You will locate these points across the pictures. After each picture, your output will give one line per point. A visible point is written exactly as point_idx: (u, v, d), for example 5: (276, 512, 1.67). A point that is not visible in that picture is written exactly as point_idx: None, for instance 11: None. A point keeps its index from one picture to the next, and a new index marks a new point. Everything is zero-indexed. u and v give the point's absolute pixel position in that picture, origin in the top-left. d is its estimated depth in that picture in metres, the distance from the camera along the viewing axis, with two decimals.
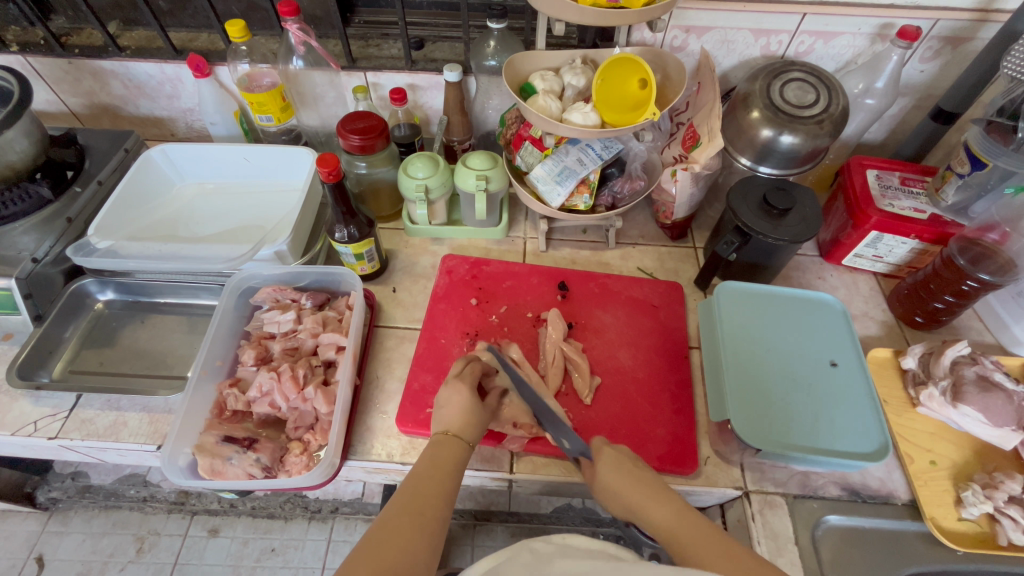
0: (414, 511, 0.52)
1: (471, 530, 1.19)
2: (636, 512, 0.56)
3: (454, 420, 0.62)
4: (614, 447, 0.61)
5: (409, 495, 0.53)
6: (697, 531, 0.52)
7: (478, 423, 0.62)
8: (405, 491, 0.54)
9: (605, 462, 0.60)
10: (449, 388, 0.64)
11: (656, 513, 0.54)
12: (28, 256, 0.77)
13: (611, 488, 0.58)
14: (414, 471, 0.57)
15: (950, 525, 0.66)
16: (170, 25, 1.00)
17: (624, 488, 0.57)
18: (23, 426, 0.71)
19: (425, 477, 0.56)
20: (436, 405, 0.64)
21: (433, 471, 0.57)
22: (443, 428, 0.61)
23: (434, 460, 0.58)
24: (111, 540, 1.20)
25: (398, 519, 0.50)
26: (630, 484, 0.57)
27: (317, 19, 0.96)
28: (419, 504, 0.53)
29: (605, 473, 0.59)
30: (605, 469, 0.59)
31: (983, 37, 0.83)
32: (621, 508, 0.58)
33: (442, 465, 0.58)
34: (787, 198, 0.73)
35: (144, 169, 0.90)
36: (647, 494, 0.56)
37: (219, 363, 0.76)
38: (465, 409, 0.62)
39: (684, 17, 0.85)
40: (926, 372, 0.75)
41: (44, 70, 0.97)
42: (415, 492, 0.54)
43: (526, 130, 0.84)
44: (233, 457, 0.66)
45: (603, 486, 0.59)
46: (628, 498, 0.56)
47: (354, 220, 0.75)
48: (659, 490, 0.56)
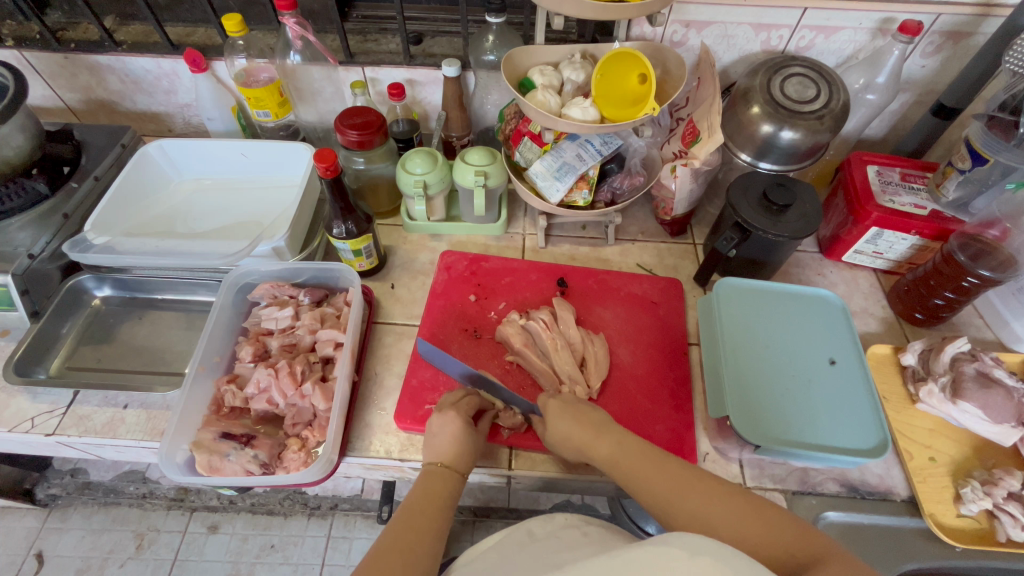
0: (401, 549, 0.51)
1: (471, 526, 1.19)
2: (583, 450, 0.60)
3: (447, 451, 0.62)
4: (560, 398, 0.65)
5: (397, 533, 0.53)
6: (633, 455, 0.57)
7: (469, 453, 0.62)
8: (393, 527, 0.54)
9: (552, 411, 0.64)
10: (444, 417, 0.64)
11: (596, 446, 0.59)
12: (25, 252, 0.76)
13: (560, 432, 0.62)
14: (402, 507, 0.57)
15: (949, 522, 0.66)
16: (168, 20, 0.99)
17: (568, 428, 0.61)
18: (20, 423, 0.71)
19: (415, 509, 0.57)
20: (428, 434, 0.64)
21: (424, 504, 0.57)
22: (435, 458, 0.62)
23: (424, 492, 0.59)
24: (111, 536, 1.20)
25: (386, 556, 0.50)
26: (572, 423, 0.61)
27: (314, 13, 0.96)
28: (406, 538, 0.53)
29: (552, 419, 0.63)
30: (551, 413, 0.63)
31: (985, 32, 0.83)
32: (567, 445, 0.62)
33: (434, 500, 0.58)
34: (788, 194, 0.73)
35: (141, 164, 0.89)
36: (591, 432, 0.60)
37: (217, 359, 0.75)
38: (458, 440, 0.62)
39: (684, 12, 0.84)
40: (926, 368, 0.75)
41: (40, 65, 0.96)
42: (403, 528, 0.54)
43: (524, 126, 0.84)
44: (231, 453, 0.66)
45: (553, 433, 0.63)
46: (572, 435, 0.61)
47: (352, 215, 0.75)
48: (592, 425, 0.60)
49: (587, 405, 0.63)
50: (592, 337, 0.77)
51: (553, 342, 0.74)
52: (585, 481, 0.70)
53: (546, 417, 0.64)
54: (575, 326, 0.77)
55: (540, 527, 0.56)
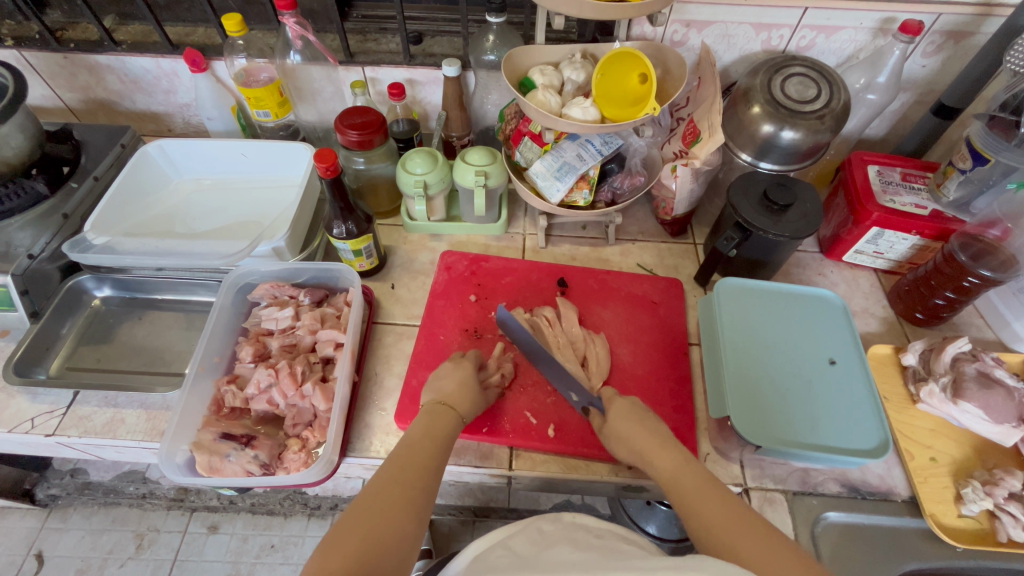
0: (403, 476, 0.52)
1: (471, 526, 1.21)
2: (644, 459, 0.58)
3: (452, 395, 0.64)
4: (626, 399, 0.64)
5: (399, 464, 0.54)
6: (695, 480, 0.54)
7: (472, 399, 0.65)
8: (394, 460, 0.54)
9: (617, 411, 0.63)
10: (450, 367, 0.68)
11: (661, 462, 0.56)
12: (24, 252, 0.76)
13: (622, 434, 0.61)
14: (402, 441, 0.57)
15: (950, 522, 0.66)
16: (167, 20, 0.99)
17: (632, 433, 0.60)
18: (20, 424, 0.71)
19: (416, 442, 0.57)
20: (434, 380, 0.66)
21: (426, 438, 0.58)
22: (438, 400, 0.63)
23: (424, 428, 0.59)
24: (111, 536, 1.20)
25: (391, 486, 0.51)
26: (637, 429, 0.60)
27: (315, 13, 0.96)
28: (410, 470, 0.53)
29: (615, 422, 0.62)
30: (616, 416, 0.62)
31: (987, 31, 0.83)
32: (625, 450, 0.61)
33: (435, 434, 0.59)
34: (788, 193, 0.73)
35: (140, 165, 0.89)
36: (656, 443, 0.58)
37: (217, 359, 0.75)
38: (462, 383, 0.66)
39: (685, 12, 0.84)
40: (927, 368, 0.75)
41: (39, 65, 0.96)
42: (405, 460, 0.54)
43: (525, 125, 0.83)
44: (231, 454, 0.66)
45: (612, 432, 0.62)
46: (637, 443, 0.59)
47: (352, 215, 0.75)
48: (661, 441, 0.58)
49: (655, 418, 0.61)
50: (593, 337, 0.77)
51: (554, 342, 0.75)
52: (585, 481, 0.70)
53: (609, 411, 0.64)
54: (577, 325, 0.78)
55: (551, 527, 0.55)
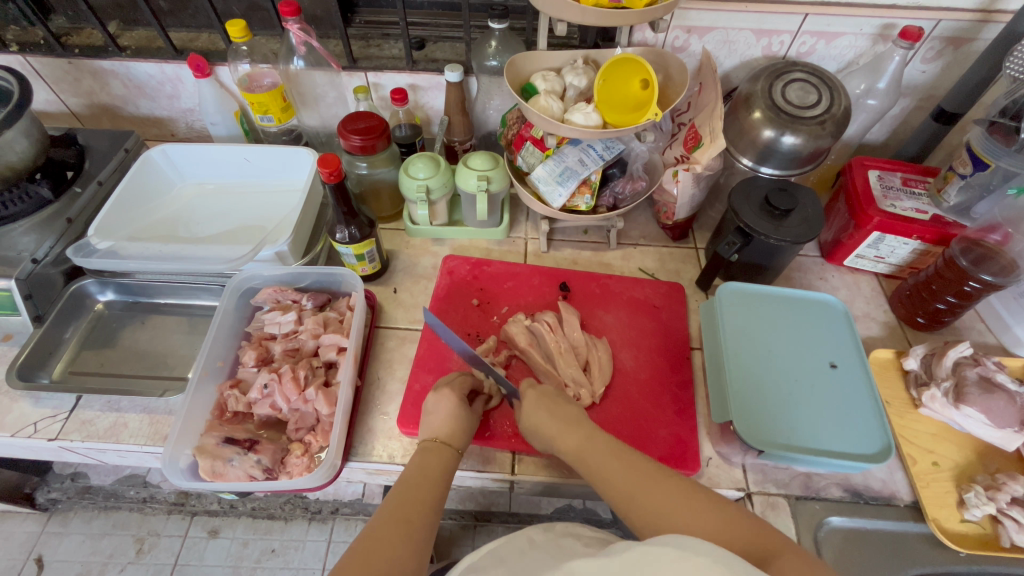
0: (401, 520, 0.51)
1: (472, 531, 1.21)
2: (555, 443, 0.60)
3: (445, 428, 0.63)
4: (539, 389, 0.65)
5: (396, 505, 0.53)
6: (605, 454, 0.56)
7: (466, 430, 0.64)
8: (390, 502, 0.54)
9: (529, 402, 0.64)
10: (439, 395, 0.65)
11: (567, 440, 0.59)
12: (28, 257, 0.76)
13: (533, 423, 0.63)
14: (399, 484, 0.57)
15: (953, 527, 0.66)
16: (171, 25, 1.00)
17: (540, 419, 0.62)
18: (23, 428, 0.71)
19: (412, 483, 0.57)
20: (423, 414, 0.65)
21: (421, 479, 0.57)
22: (431, 435, 0.62)
23: (421, 468, 0.58)
24: (111, 541, 1.20)
25: (387, 529, 0.50)
26: (546, 415, 0.62)
27: (318, 18, 0.96)
28: (408, 511, 0.53)
29: (530, 412, 0.63)
30: (528, 408, 0.63)
31: (986, 37, 0.83)
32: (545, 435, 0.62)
33: (432, 472, 0.58)
34: (789, 198, 0.73)
35: (143, 170, 0.89)
36: (559, 424, 0.60)
37: (220, 364, 0.75)
38: (453, 415, 0.63)
39: (686, 18, 0.85)
40: (928, 373, 0.75)
41: (43, 70, 0.96)
42: (403, 502, 0.54)
43: (528, 130, 0.84)
44: (234, 458, 0.66)
45: (528, 424, 0.63)
46: (545, 429, 0.61)
47: (355, 220, 0.75)
48: (570, 422, 0.60)
49: (568, 403, 0.63)
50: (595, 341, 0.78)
51: (557, 346, 0.75)
52: (586, 485, 0.70)
53: (523, 401, 0.65)
54: (579, 330, 0.78)
55: (541, 536, 0.54)
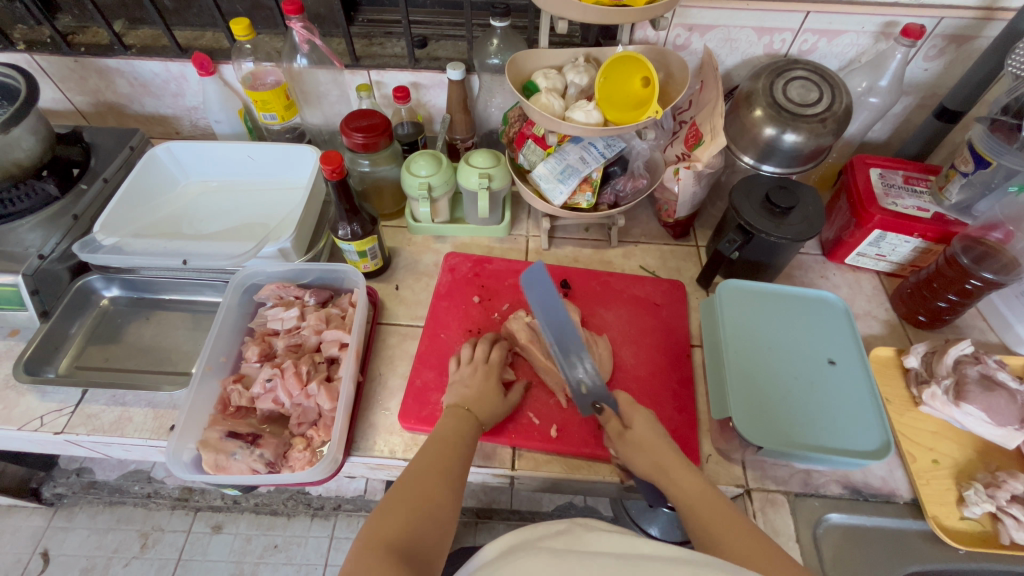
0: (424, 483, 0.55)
1: (473, 527, 1.21)
2: (663, 474, 0.58)
3: (471, 398, 0.66)
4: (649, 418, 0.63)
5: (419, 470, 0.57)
6: (720, 514, 0.54)
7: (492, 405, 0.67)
8: (414, 472, 0.57)
9: (642, 425, 0.62)
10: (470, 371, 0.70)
11: (682, 479, 0.57)
12: (35, 253, 0.77)
13: (642, 444, 0.61)
14: (424, 450, 0.59)
15: (953, 525, 0.66)
16: (176, 24, 1.01)
17: (654, 447, 0.60)
18: (29, 421, 0.72)
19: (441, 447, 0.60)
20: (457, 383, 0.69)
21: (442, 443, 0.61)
22: (458, 402, 0.66)
23: (448, 433, 0.62)
24: (115, 535, 1.21)
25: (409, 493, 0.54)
26: (660, 446, 0.60)
27: (321, 17, 0.97)
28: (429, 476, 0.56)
29: (643, 434, 0.61)
30: (643, 432, 0.61)
31: (988, 35, 0.83)
32: (647, 464, 0.59)
33: (454, 440, 0.61)
34: (790, 196, 0.73)
35: (149, 167, 0.90)
36: (677, 461, 0.58)
37: (224, 359, 0.76)
38: (481, 391, 0.68)
39: (687, 16, 0.85)
40: (929, 371, 0.75)
41: (50, 68, 0.97)
42: (426, 471, 0.57)
43: (528, 128, 0.84)
44: (237, 452, 0.66)
45: (635, 439, 0.61)
46: (659, 457, 0.59)
47: (357, 217, 0.76)
48: (677, 460, 0.59)
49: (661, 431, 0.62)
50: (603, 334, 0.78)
51: None
52: (586, 481, 0.70)
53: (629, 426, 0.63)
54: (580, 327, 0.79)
55: None
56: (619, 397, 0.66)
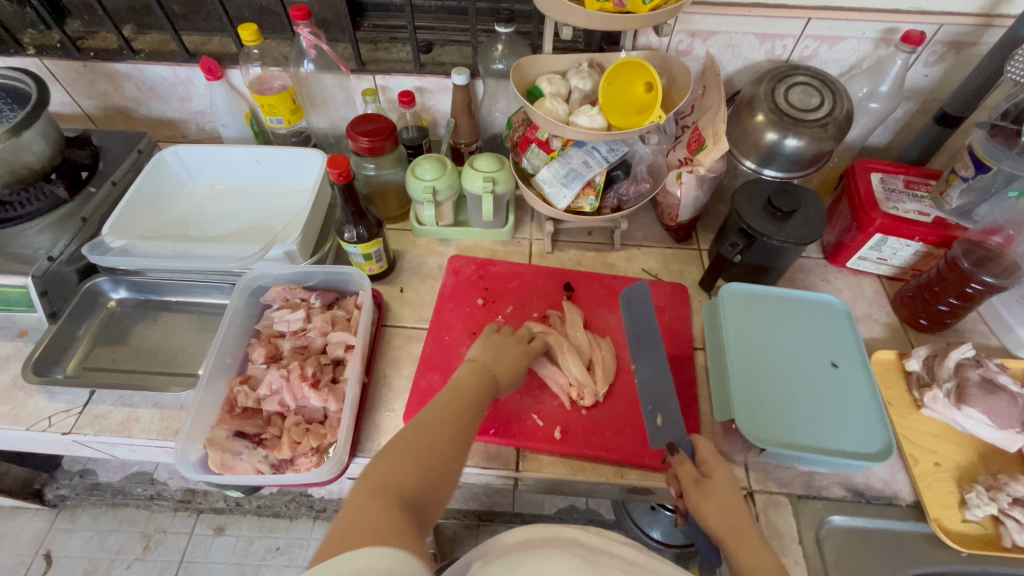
0: (447, 420, 0.56)
1: (475, 530, 1.22)
2: (733, 542, 0.53)
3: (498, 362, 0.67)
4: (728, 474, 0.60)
5: (440, 411, 0.56)
6: None
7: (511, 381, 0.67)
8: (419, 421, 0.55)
9: (720, 482, 0.58)
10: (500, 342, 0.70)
11: (755, 556, 0.51)
12: (44, 254, 0.78)
13: (717, 502, 0.57)
14: (449, 389, 0.60)
15: (954, 527, 0.66)
16: (184, 29, 1.02)
17: (729, 508, 0.56)
18: (37, 422, 0.73)
19: (460, 394, 0.59)
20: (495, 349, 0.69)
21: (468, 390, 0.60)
22: (487, 363, 0.66)
23: (470, 382, 0.61)
24: (118, 537, 1.21)
25: (423, 434, 0.53)
26: (736, 510, 0.56)
27: (327, 23, 0.98)
28: (444, 418, 0.56)
29: (719, 494, 0.57)
30: (721, 486, 0.58)
31: (988, 41, 0.84)
32: (721, 524, 0.55)
33: (481, 380, 0.63)
34: (792, 200, 0.74)
35: (156, 170, 0.91)
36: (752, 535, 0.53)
37: (230, 360, 0.77)
38: (510, 360, 0.68)
39: (689, 22, 0.86)
40: (930, 374, 0.76)
41: (59, 73, 0.99)
42: (441, 417, 0.56)
43: (533, 133, 0.85)
44: (243, 452, 0.67)
45: (709, 494, 0.57)
46: (732, 523, 0.55)
47: (363, 220, 0.77)
48: (754, 532, 0.54)
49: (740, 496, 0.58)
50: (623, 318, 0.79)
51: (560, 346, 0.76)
52: (589, 483, 0.70)
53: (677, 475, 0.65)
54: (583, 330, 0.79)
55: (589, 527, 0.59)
56: (697, 444, 0.63)
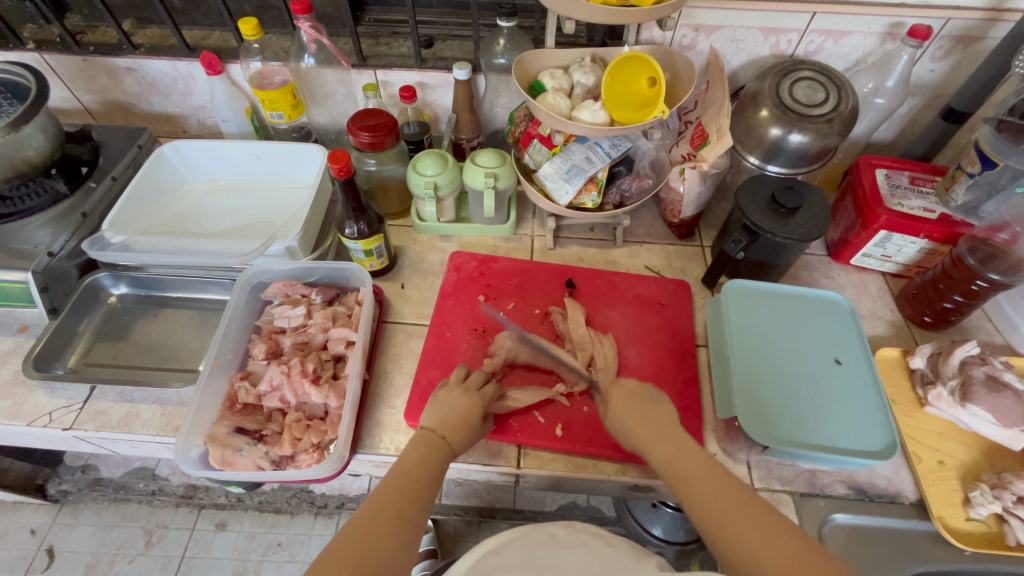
0: (397, 513, 0.52)
1: (476, 527, 1.21)
2: (642, 448, 0.60)
3: (451, 425, 0.62)
4: (625, 386, 0.66)
5: (392, 495, 0.53)
6: (698, 474, 0.54)
7: (468, 436, 0.63)
8: (374, 505, 0.52)
9: (616, 398, 0.65)
10: (449, 393, 0.66)
11: (657, 449, 0.58)
12: (45, 250, 0.77)
13: (622, 419, 0.63)
14: (394, 471, 0.56)
15: (958, 525, 0.66)
16: (184, 24, 1.01)
17: (629, 419, 0.62)
18: (38, 417, 0.73)
19: (409, 478, 0.55)
20: (439, 404, 0.65)
21: (420, 469, 0.57)
22: (433, 427, 0.62)
23: (417, 460, 0.58)
24: (120, 532, 1.22)
25: (376, 525, 0.50)
26: (639, 416, 0.61)
27: (327, 17, 0.98)
28: (402, 504, 0.53)
29: (616, 411, 0.64)
30: (615, 403, 0.64)
31: (995, 36, 0.83)
32: (630, 437, 0.61)
33: (437, 450, 0.59)
34: (796, 197, 0.73)
35: (156, 166, 0.91)
36: (653, 431, 0.59)
37: (231, 356, 0.77)
38: (463, 417, 0.63)
39: (694, 16, 0.85)
40: (934, 372, 0.75)
41: (59, 68, 0.98)
42: (387, 502, 0.52)
43: (535, 128, 0.85)
44: (243, 448, 0.67)
45: (615, 419, 0.64)
46: (636, 432, 0.61)
47: (364, 215, 0.76)
48: (656, 425, 0.60)
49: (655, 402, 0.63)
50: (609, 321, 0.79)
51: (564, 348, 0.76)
52: (592, 480, 0.70)
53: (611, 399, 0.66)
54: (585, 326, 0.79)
55: (562, 531, 0.57)
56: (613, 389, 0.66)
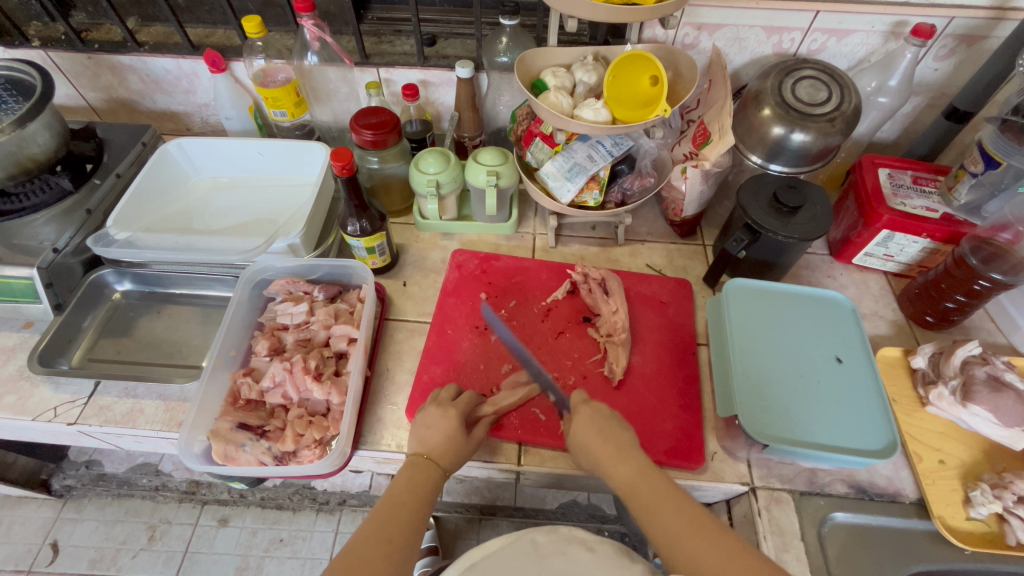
0: (383, 538, 0.53)
1: (476, 524, 1.21)
2: (602, 470, 0.60)
3: (435, 444, 0.63)
4: (590, 406, 0.64)
5: (381, 521, 0.55)
6: (666, 500, 0.55)
7: (458, 453, 0.63)
8: (362, 536, 0.53)
9: (582, 418, 0.63)
10: (431, 411, 0.66)
11: (618, 471, 0.58)
12: (50, 246, 0.78)
13: (580, 442, 0.62)
14: (385, 498, 0.58)
15: (958, 525, 0.66)
16: (188, 21, 1.01)
17: (589, 440, 0.61)
18: (43, 412, 0.73)
19: (397, 503, 0.57)
20: (421, 424, 0.65)
21: (409, 496, 0.58)
22: (419, 450, 0.63)
23: (406, 484, 0.59)
24: (124, 528, 1.22)
25: (363, 552, 0.51)
26: (596, 439, 0.61)
27: (331, 15, 0.98)
28: (391, 529, 0.54)
29: (577, 431, 0.63)
30: (579, 427, 0.63)
31: (1000, 35, 0.83)
32: (590, 458, 0.62)
33: (427, 472, 0.61)
34: (798, 196, 0.73)
35: (161, 163, 0.91)
36: (613, 453, 0.60)
37: (234, 352, 0.77)
38: (449, 435, 0.63)
39: (697, 15, 0.85)
40: (936, 372, 0.75)
41: (64, 65, 0.99)
42: (376, 532, 0.53)
43: (536, 126, 0.84)
44: (246, 443, 0.68)
45: (575, 439, 0.63)
46: (595, 452, 0.61)
47: (366, 213, 0.76)
48: (619, 450, 0.60)
49: (620, 426, 0.62)
50: (605, 316, 0.79)
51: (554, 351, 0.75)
52: (592, 477, 0.71)
53: (573, 418, 0.64)
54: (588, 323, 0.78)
55: (543, 537, 0.58)
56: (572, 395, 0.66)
